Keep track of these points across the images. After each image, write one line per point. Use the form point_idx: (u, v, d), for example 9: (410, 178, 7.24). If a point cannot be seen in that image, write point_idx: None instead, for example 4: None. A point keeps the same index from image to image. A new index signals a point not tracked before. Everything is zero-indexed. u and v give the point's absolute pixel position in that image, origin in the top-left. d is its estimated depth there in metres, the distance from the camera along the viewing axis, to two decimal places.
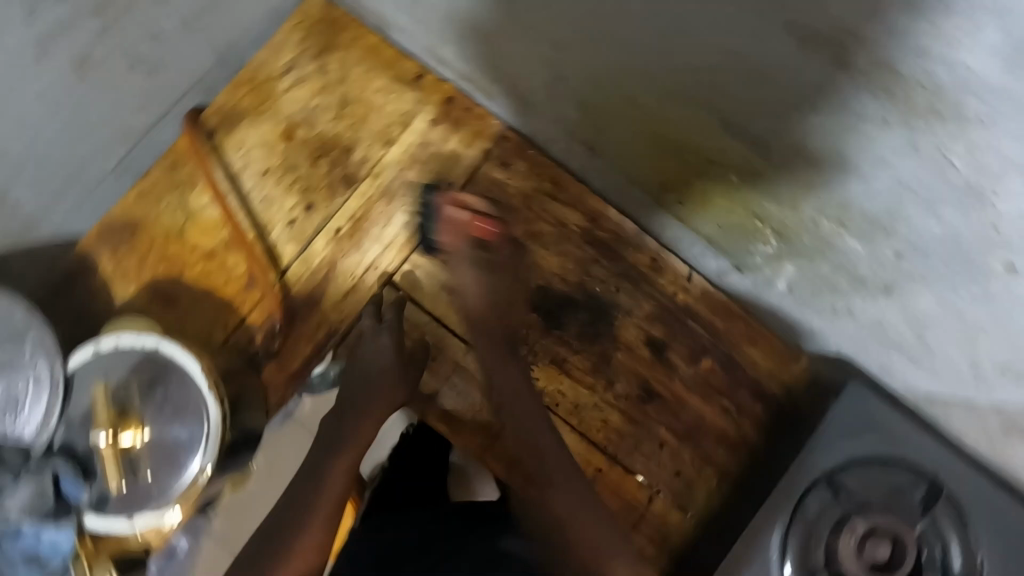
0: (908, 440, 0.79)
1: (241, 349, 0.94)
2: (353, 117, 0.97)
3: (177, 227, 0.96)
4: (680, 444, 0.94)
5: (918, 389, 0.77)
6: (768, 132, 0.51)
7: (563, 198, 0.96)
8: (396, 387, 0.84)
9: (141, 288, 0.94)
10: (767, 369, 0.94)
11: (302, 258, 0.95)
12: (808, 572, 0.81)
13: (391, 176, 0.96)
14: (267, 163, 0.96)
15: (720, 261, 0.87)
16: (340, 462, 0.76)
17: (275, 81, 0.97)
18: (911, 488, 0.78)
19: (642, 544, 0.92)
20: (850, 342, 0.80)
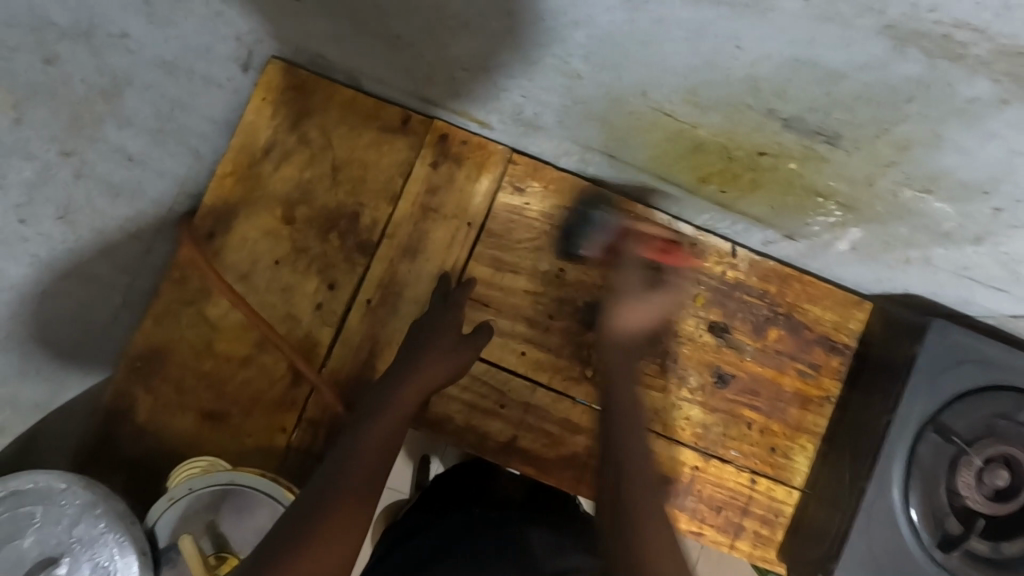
0: (1000, 362, 0.78)
1: (306, 450, 0.89)
2: (350, 180, 0.92)
3: (201, 342, 0.90)
4: (769, 421, 0.91)
5: (1000, 311, 0.76)
6: (843, 124, 0.46)
7: (591, 210, 0.90)
8: (419, 384, 0.76)
9: (185, 415, 0.89)
10: (831, 322, 0.91)
11: (340, 341, 0.91)
12: (938, 520, 0.78)
13: (405, 231, 0.91)
14: (275, 253, 0.91)
15: (767, 233, 0.82)
16: (347, 484, 0.62)
17: (259, 166, 0.91)
18: (1016, 410, 0.78)
19: (755, 527, 0.91)
20: (923, 284, 0.77)
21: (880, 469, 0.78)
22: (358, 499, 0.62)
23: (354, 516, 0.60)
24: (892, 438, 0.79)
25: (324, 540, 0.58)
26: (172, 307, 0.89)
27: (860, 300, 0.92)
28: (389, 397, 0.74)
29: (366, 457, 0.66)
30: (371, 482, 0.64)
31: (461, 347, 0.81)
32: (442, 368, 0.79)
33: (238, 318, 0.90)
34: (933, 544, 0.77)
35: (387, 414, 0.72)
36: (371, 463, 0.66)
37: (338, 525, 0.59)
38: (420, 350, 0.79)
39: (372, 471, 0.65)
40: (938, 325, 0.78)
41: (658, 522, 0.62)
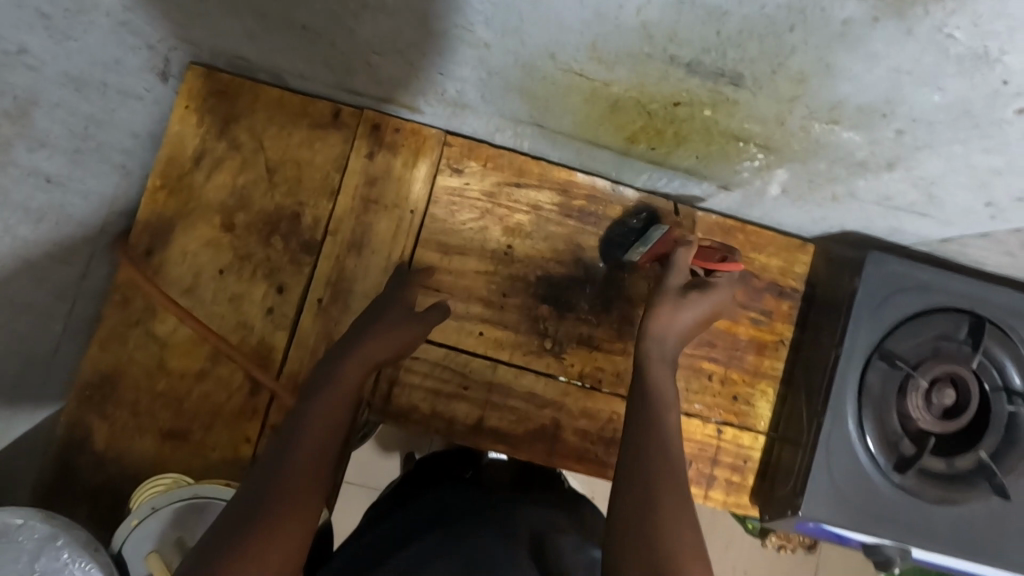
0: (936, 286, 0.81)
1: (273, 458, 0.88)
2: (286, 180, 0.90)
3: (153, 362, 0.88)
4: (728, 371, 0.93)
5: (930, 237, 0.78)
6: (741, 62, 0.47)
7: (529, 180, 0.91)
8: (366, 356, 0.73)
9: (144, 438, 0.87)
10: (777, 268, 0.93)
11: (295, 343, 0.89)
12: (892, 444, 0.81)
13: (349, 225, 0.90)
14: (218, 262, 0.89)
15: (704, 187, 0.84)
16: (298, 472, 0.61)
17: (191, 176, 0.89)
18: (955, 330, 0.82)
19: (726, 475, 0.93)
20: (856, 219, 0.79)
21: (834, 401, 0.81)
22: (309, 478, 0.61)
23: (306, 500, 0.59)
24: (843, 371, 0.81)
25: (281, 528, 0.57)
26: (118, 329, 0.87)
27: (803, 243, 0.94)
28: (336, 370, 0.71)
29: (309, 439, 0.64)
30: (322, 466, 0.63)
31: (408, 322, 0.78)
32: (392, 343, 0.76)
33: (189, 333, 0.88)
34: (891, 468, 0.81)
35: (334, 390, 0.69)
36: (319, 445, 0.64)
37: (289, 521, 0.58)
38: (365, 327, 0.76)
39: (321, 456, 0.63)
40: (875, 256, 0.81)
41: (688, 536, 0.56)
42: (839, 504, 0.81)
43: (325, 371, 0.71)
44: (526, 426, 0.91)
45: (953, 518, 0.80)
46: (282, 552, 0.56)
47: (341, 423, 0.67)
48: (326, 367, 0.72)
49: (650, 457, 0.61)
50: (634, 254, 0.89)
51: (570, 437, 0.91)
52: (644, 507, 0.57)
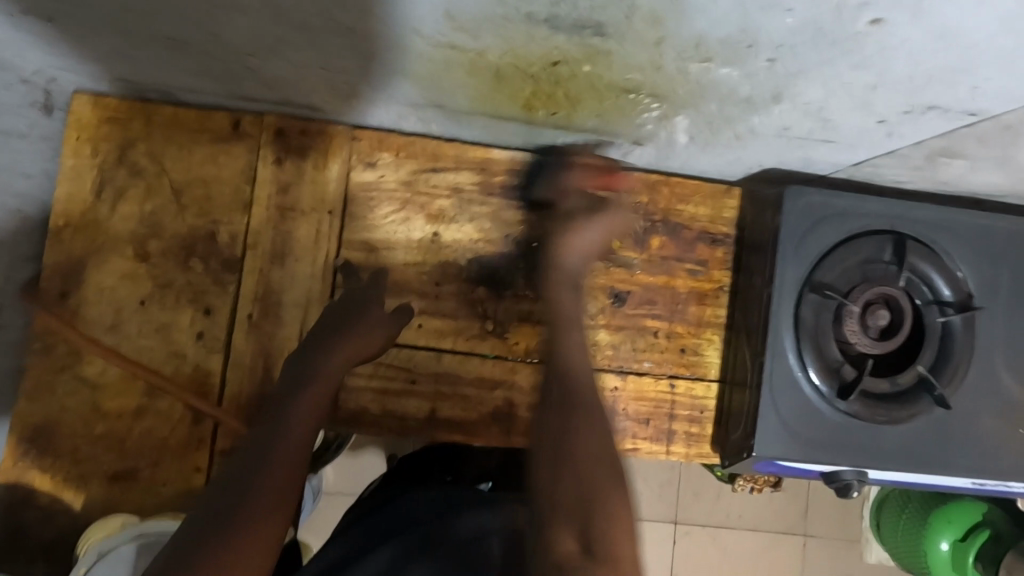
0: (856, 210, 0.82)
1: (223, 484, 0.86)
2: (195, 200, 0.87)
3: (87, 406, 0.85)
4: (673, 325, 0.93)
5: (843, 163, 0.79)
6: (594, 10, 0.46)
7: (446, 164, 0.90)
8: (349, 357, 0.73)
9: (90, 484, 0.84)
10: (706, 216, 0.93)
11: (231, 365, 0.87)
12: (835, 372, 0.82)
13: (268, 236, 0.87)
14: (138, 294, 0.86)
15: (617, 145, 0.83)
16: (267, 480, 0.59)
17: (94, 210, 0.86)
18: (880, 251, 0.83)
19: (685, 428, 0.93)
20: (768, 155, 0.79)
21: (772, 339, 0.81)
22: (278, 487, 0.59)
23: (273, 513, 0.58)
24: (777, 307, 0.82)
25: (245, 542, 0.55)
26: (44, 378, 0.84)
27: (728, 187, 0.94)
28: (315, 370, 0.70)
29: (290, 439, 0.63)
30: (294, 477, 0.60)
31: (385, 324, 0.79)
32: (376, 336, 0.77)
33: (119, 371, 0.86)
34: (835, 396, 0.82)
35: (312, 393, 0.68)
36: (291, 453, 0.62)
37: (263, 531, 0.56)
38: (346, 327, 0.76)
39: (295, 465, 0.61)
40: (793, 191, 0.81)
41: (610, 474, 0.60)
42: (791, 439, 0.81)
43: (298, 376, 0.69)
44: (480, 411, 0.91)
45: (898, 435, 0.82)
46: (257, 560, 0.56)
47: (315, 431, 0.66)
48: (302, 366, 0.71)
49: (566, 401, 0.64)
50: (538, 189, 0.87)
51: (526, 414, 0.91)
52: (552, 453, 0.60)
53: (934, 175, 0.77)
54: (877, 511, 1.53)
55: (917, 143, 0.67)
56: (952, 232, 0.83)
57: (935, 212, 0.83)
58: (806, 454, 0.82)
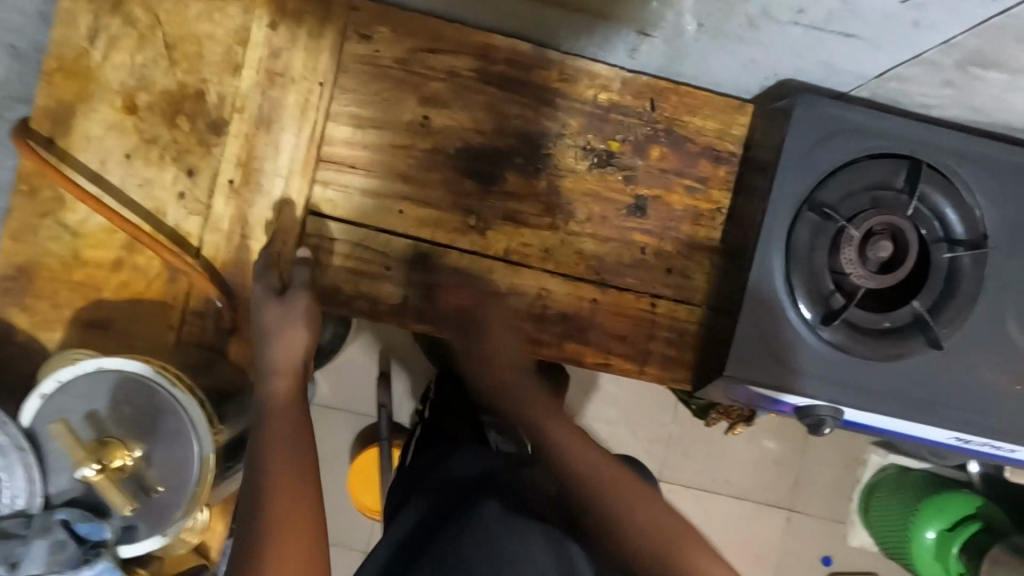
0: (871, 128, 0.76)
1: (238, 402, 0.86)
2: (187, 57, 0.85)
3: (68, 252, 0.86)
4: (662, 242, 0.89)
5: (864, 73, 0.73)
6: None
7: (444, 46, 0.86)
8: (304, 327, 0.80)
9: (68, 328, 0.86)
10: (713, 131, 0.88)
11: (210, 228, 0.86)
12: (823, 303, 0.78)
13: (256, 103, 0.85)
14: (125, 146, 0.86)
15: (624, 35, 0.77)
16: (273, 452, 0.68)
17: (88, 56, 0.85)
18: (893, 178, 0.77)
19: (663, 350, 0.90)
20: (783, 57, 0.73)
21: (760, 258, 0.77)
22: (287, 449, 0.69)
23: (296, 469, 0.67)
24: (771, 224, 0.77)
25: (281, 503, 0.64)
26: (28, 219, 0.85)
27: (740, 103, 0.88)
28: (272, 361, 0.78)
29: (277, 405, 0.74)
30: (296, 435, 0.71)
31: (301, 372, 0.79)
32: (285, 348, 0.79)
33: (100, 221, 0.86)
34: (819, 322, 0.78)
35: (283, 377, 0.77)
36: (294, 506, 0.64)
37: (287, 486, 0.65)
38: (261, 379, 0.77)
39: (298, 484, 0.66)
40: (806, 100, 0.75)
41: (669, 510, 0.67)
42: (767, 362, 0.78)
43: (264, 359, 0.78)
44: None
45: (884, 373, 0.78)
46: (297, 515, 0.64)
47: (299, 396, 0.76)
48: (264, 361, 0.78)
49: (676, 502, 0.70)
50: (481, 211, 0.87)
51: None
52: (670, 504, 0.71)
53: (965, 92, 0.70)
54: (869, 496, 1.49)
55: (946, 41, 0.60)
56: (980, 165, 0.76)
57: (959, 140, 0.76)
58: (778, 381, 0.78)
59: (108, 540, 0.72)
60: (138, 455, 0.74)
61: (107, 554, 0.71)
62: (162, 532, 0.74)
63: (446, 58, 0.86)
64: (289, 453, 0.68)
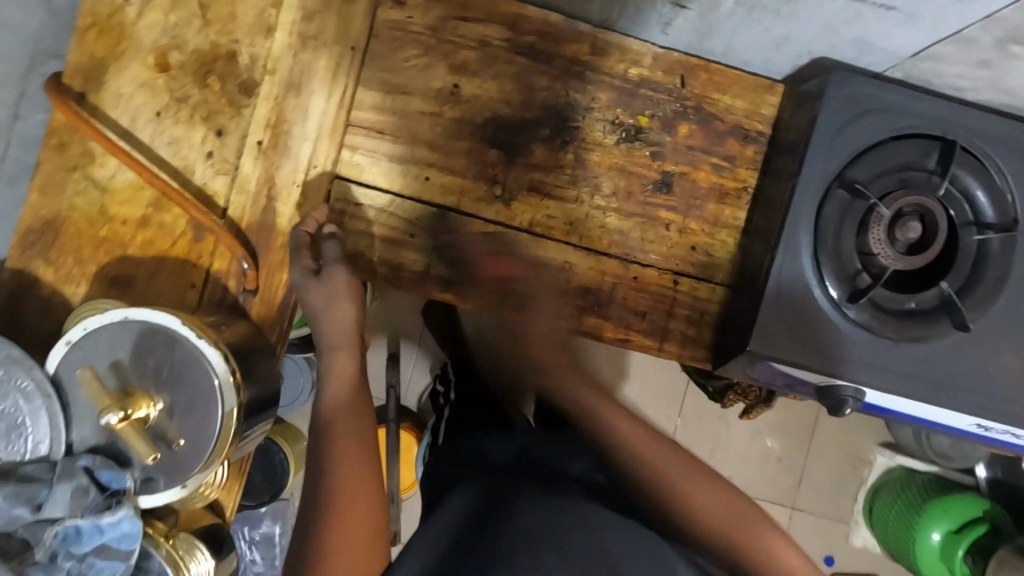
0: (904, 108, 0.76)
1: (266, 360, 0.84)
2: (220, 17, 0.86)
3: (95, 208, 0.86)
4: (687, 220, 0.89)
5: (899, 50, 0.72)
6: None
7: (476, 15, 0.86)
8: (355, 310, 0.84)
9: (92, 283, 0.87)
10: (741, 109, 0.88)
11: (237, 190, 0.87)
12: (849, 283, 0.78)
13: (287, 65, 0.86)
14: (155, 104, 0.86)
15: (658, 8, 0.77)
16: (338, 436, 0.74)
17: (122, 13, 0.85)
18: (923, 159, 0.77)
19: (683, 328, 0.90)
20: (819, 33, 0.73)
21: (787, 234, 0.77)
22: (350, 435, 0.75)
23: (359, 453, 0.74)
24: (799, 202, 0.77)
25: (347, 491, 0.70)
26: (57, 173, 0.86)
27: (769, 83, 0.88)
28: (332, 341, 0.82)
29: (335, 388, 0.79)
30: (356, 422, 0.76)
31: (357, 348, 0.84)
32: (346, 312, 0.83)
33: (128, 178, 0.87)
34: (846, 302, 0.77)
35: (340, 358, 0.82)
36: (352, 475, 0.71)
37: (353, 472, 0.72)
38: (326, 349, 0.82)
39: (363, 471, 0.72)
40: (838, 78, 0.75)
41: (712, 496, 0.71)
42: (790, 339, 0.78)
43: (322, 341, 0.82)
44: (476, 277, 0.89)
45: (908, 355, 0.77)
46: (368, 507, 0.70)
47: (356, 382, 0.81)
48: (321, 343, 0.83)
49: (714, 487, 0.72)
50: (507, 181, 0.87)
51: None
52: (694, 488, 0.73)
53: (1001, 73, 0.70)
54: (874, 499, 1.48)
55: (988, 16, 0.60)
56: (1012, 149, 0.76)
57: (992, 124, 0.76)
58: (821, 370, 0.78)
59: (129, 488, 0.73)
60: (161, 408, 0.75)
61: (128, 502, 0.72)
62: (181, 484, 0.75)
63: (478, 27, 0.86)
64: (353, 441, 0.74)
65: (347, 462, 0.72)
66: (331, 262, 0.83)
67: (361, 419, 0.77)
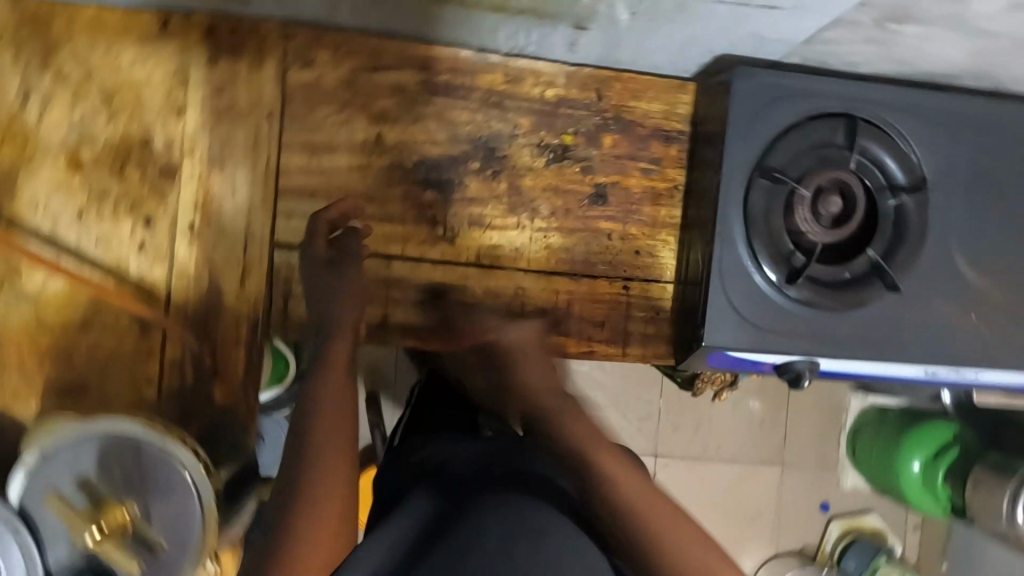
0: (808, 92, 0.80)
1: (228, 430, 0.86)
2: (127, 106, 0.84)
3: (31, 320, 0.84)
4: (627, 227, 0.91)
5: (792, 39, 0.76)
6: None
7: (387, 62, 0.86)
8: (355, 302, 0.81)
9: (42, 397, 0.84)
10: (659, 113, 0.91)
11: (177, 275, 0.85)
12: (785, 263, 0.81)
13: (205, 142, 0.84)
14: (75, 204, 0.84)
15: (561, 31, 0.79)
16: (329, 406, 0.70)
17: (21, 118, 0.82)
18: (832, 136, 0.81)
19: (642, 329, 0.92)
20: (715, 34, 0.76)
21: (722, 228, 0.80)
22: (339, 406, 0.70)
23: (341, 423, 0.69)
24: (727, 194, 0.80)
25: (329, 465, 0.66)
26: None
27: (681, 82, 0.91)
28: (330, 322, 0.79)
29: (330, 365, 0.74)
30: (343, 394, 0.71)
31: (354, 335, 0.79)
32: (349, 302, 0.81)
33: (59, 284, 0.84)
34: (785, 283, 0.81)
35: (339, 342, 0.77)
36: (335, 460, 0.66)
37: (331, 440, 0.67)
38: (328, 333, 0.78)
39: (342, 434, 0.68)
40: (743, 70, 0.78)
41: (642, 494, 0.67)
42: (740, 326, 0.81)
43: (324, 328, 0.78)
44: (433, 318, 0.89)
45: (849, 322, 0.82)
46: (340, 486, 0.65)
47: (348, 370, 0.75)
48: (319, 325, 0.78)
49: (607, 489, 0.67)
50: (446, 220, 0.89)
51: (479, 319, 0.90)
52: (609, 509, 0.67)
53: (886, 48, 0.74)
54: (855, 440, 1.55)
55: (861, 3, 0.64)
56: (911, 113, 0.81)
57: (889, 94, 0.80)
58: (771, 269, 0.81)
59: None
60: (136, 514, 0.74)
61: None
62: None
63: (391, 75, 0.86)
64: (341, 413, 0.70)
65: (332, 425, 0.68)
66: (347, 254, 0.84)
67: (356, 405, 0.72)
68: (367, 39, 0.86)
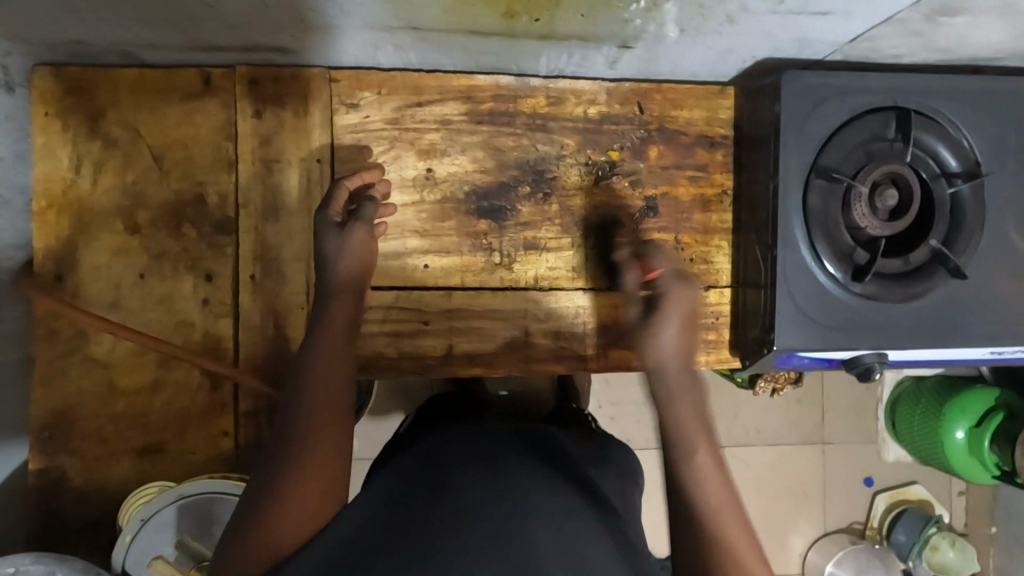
0: (855, 89, 0.80)
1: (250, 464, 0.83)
2: (178, 165, 0.84)
3: (103, 385, 0.84)
4: (679, 235, 0.92)
5: (838, 40, 0.76)
6: None
7: (430, 96, 0.87)
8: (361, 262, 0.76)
9: (122, 461, 0.85)
10: (702, 120, 0.91)
11: (241, 326, 0.86)
12: (847, 258, 0.82)
13: (258, 192, 0.85)
14: (135, 267, 0.84)
15: (605, 52, 0.79)
16: (324, 358, 0.67)
17: (75, 187, 0.83)
18: (883, 129, 0.81)
19: (702, 337, 0.93)
20: (761, 42, 0.76)
21: (782, 231, 0.80)
22: (333, 363, 0.67)
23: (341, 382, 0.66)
24: (785, 198, 0.80)
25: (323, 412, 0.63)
26: (54, 363, 0.83)
27: (720, 87, 0.91)
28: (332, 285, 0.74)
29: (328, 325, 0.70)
30: (340, 355, 0.68)
31: (357, 301, 0.75)
32: (356, 263, 0.76)
33: (129, 348, 0.85)
34: (850, 280, 0.81)
35: (339, 306, 0.73)
36: (327, 424, 0.62)
37: (329, 393, 0.64)
38: (326, 297, 0.73)
39: (337, 390, 0.65)
40: (790, 75, 0.79)
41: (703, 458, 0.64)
42: (809, 327, 0.82)
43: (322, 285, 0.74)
44: (497, 345, 0.90)
45: (915, 311, 0.82)
46: (332, 442, 0.61)
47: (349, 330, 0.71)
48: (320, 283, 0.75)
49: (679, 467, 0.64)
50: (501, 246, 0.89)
51: (542, 341, 0.90)
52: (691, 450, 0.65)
53: (933, 39, 0.74)
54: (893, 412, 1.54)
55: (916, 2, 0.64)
56: (959, 99, 0.81)
57: (938, 82, 0.81)
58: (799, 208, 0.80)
59: None
60: None
61: None
62: None
63: (434, 108, 0.87)
64: (337, 368, 0.67)
65: (324, 383, 0.65)
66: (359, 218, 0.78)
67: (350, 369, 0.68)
68: (409, 75, 0.86)
